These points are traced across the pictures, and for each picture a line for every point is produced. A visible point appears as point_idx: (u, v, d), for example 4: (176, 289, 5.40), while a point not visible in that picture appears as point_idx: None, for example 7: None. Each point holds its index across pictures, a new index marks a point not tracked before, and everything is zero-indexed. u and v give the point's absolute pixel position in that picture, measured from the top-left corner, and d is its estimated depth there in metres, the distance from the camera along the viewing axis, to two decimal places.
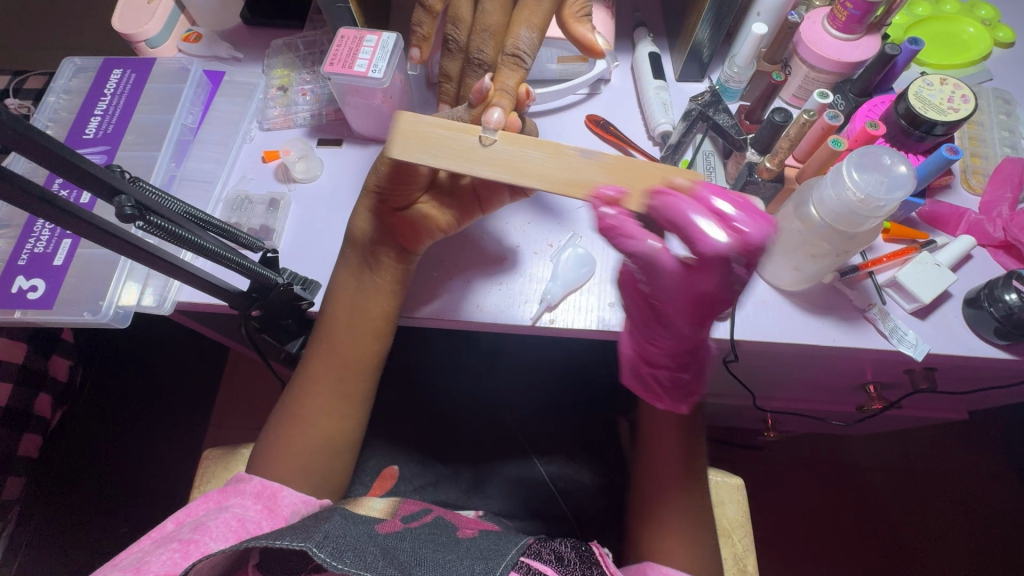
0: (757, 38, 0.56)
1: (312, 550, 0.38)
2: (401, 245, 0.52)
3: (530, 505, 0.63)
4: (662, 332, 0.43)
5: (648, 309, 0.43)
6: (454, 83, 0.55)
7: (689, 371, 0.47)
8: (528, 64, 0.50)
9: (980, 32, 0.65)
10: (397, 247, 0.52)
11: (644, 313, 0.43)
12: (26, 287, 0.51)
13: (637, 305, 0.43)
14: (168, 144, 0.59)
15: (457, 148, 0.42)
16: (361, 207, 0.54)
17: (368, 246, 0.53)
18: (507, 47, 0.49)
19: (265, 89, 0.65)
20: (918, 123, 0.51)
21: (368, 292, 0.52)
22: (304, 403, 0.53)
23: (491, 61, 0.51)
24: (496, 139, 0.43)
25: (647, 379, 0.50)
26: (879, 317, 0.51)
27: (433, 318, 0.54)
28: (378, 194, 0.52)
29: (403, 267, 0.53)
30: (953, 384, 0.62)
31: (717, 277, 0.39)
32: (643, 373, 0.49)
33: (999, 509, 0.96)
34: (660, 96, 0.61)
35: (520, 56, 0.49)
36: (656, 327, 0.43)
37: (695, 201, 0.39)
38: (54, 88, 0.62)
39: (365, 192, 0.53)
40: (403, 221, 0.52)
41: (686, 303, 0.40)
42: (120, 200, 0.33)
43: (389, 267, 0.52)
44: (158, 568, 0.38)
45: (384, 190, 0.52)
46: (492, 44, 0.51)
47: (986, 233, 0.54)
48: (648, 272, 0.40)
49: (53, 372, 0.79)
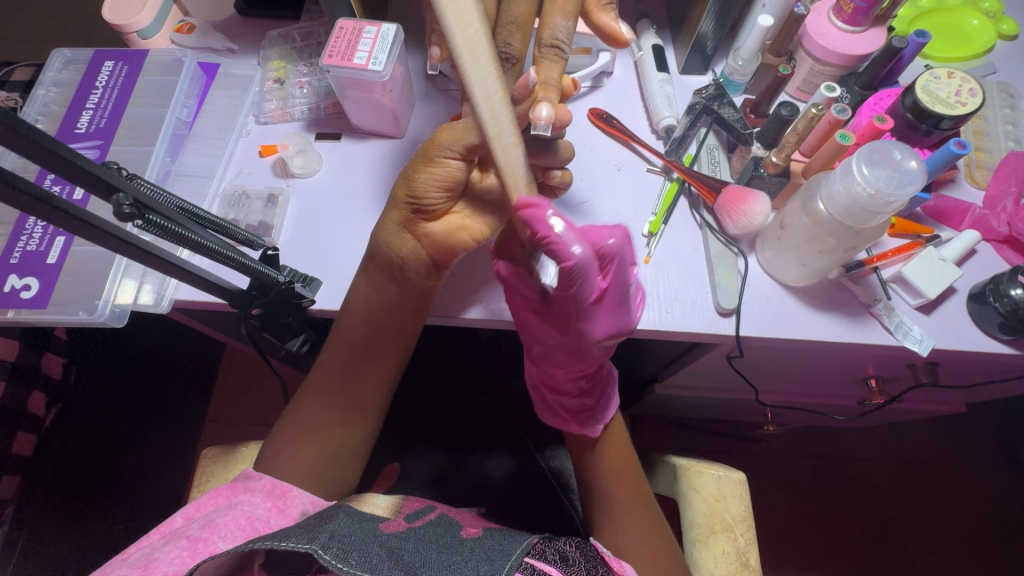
0: (763, 30, 0.55)
1: (317, 552, 0.37)
2: (434, 260, 0.51)
3: (534, 501, 0.62)
4: (570, 356, 0.47)
5: (549, 337, 0.47)
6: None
7: (589, 392, 0.53)
8: (567, 54, 0.47)
9: (985, 24, 0.64)
10: (428, 262, 0.51)
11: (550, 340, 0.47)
12: (19, 286, 0.50)
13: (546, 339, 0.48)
14: (162, 138, 0.57)
15: (492, 80, 0.36)
16: (390, 220, 0.50)
17: (396, 260, 0.50)
18: (545, 37, 0.47)
19: (261, 82, 0.63)
20: (926, 117, 0.50)
21: (394, 307, 0.51)
22: (311, 405, 0.53)
23: (518, 55, 0.48)
24: (547, 134, 0.44)
25: (556, 409, 0.55)
26: (884, 313, 0.51)
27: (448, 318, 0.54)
28: (411, 205, 0.50)
29: (432, 283, 0.52)
30: (953, 378, 0.62)
31: (614, 286, 0.42)
32: (554, 396, 0.54)
33: (993, 498, 0.97)
34: (663, 89, 0.60)
35: (560, 46, 0.47)
36: (563, 355, 0.47)
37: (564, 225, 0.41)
38: (44, 81, 0.61)
39: (395, 203, 0.50)
40: (436, 234, 0.50)
41: (605, 310, 0.43)
42: (117, 199, 0.32)
43: (420, 283, 0.51)
44: (168, 566, 0.38)
45: (419, 200, 0.49)
46: (519, 37, 0.47)
47: (991, 227, 0.53)
48: (570, 276, 0.39)
49: (47, 369, 0.79)
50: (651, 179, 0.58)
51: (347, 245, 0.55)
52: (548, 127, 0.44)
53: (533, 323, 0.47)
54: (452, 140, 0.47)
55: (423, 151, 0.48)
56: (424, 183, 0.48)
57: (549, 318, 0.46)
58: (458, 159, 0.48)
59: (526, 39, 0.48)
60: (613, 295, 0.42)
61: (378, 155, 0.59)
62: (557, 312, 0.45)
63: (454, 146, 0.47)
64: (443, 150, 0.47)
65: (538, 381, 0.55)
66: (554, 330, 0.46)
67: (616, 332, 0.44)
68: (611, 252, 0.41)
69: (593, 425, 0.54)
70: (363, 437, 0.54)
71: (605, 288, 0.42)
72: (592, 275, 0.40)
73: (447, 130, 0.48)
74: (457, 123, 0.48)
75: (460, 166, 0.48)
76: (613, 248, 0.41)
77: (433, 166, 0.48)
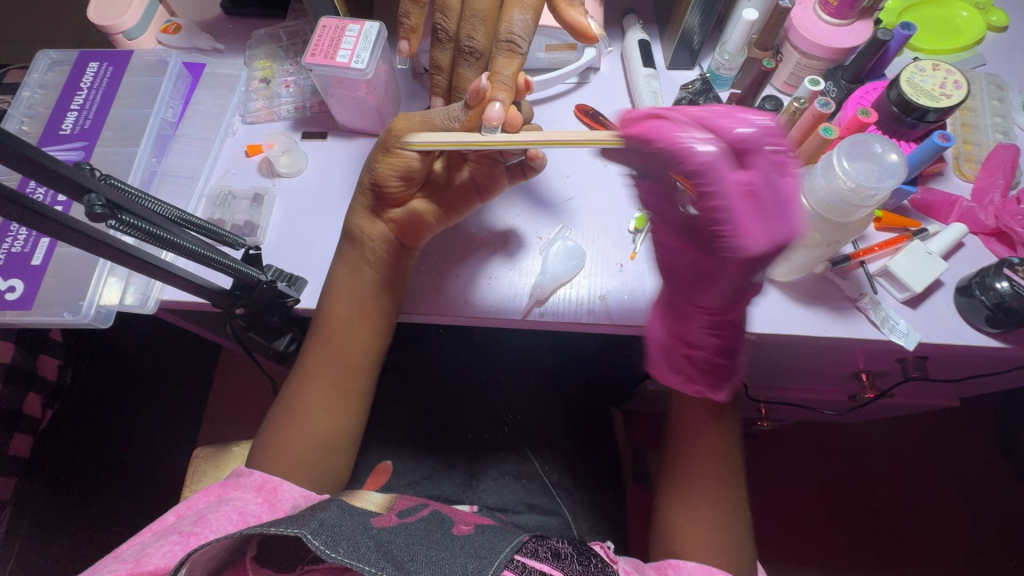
0: (748, 24, 0.55)
1: (307, 537, 0.38)
2: (401, 240, 0.53)
3: (525, 498, 0.62)
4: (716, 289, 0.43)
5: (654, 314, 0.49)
6: (445, 74, 0.52)
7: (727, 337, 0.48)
8: (524, 49, 0.47)
9: (974, 15, 0.64)
10: (398, 244, 0.53)
11: (687, 282, 0.45)
12: (4, 288, 0.50)
13: (756, 253, 0.37)
14: (147, 139, 0.57)
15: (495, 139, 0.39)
16: (357, 206, 0.52)
17: (370, 243, 0.52)
18: (501, 33, 0.46)
19: (247, 82, 0.64)
20: (910, 110, 0.50)
21: (371, 289, 0.51)
22: (300, 404, 0.52)
23: (482, 49, 0.49)
24: (498, 134, 0.43)
25: (675, 359, 0.51)
26: (871, 307, 0.50)
27: (440, 312, 0.52)
28: (376, 193, 0.51)
29: (405, 264, 0.53)
30: (944, 372, 0.62)
31: (750, 153, 0.38)
32: (674, 358, 0.51)
33: (991, 490, 0.97)
34: (650, 84, 0.60)
35: (516, 41, 0.46)
36: (727, 300, 0.44)
37: (648, 119, 0.39)
38: (29, 83, 0.61)
39: (362, 189, 0.52)
40: (404, 219, 0.52)
41: (753, 216, 0.37)
42: (88, 199, 0.32)
43: (390, 265, 0.52)
44: (159, 560, 0.39)
45: (382, 187, 0.51)
46: (484, 31, 0.48)
47: (979, 220, 0.53)
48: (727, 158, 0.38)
49: (43, 372, 0.80)
50: None
51: (330, 241, 0.55)
52: (500, 124, 0.43)
53: (728, 232, 0.38)
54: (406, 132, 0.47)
55: (382, 141, 0.49)
56: (384, 173, 0.49)
57: (742, 264, 0.38)
58: (415, 152, 0.48)
59: (491, 34, 0.49)
60: (785, 201, 0.37)
61: (364, 154, 0.59)
62: (744, 211, 0.37)
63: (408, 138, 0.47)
64: (399, 141, 0.48)
65: (655, 344, 0.50)
66: (710, 254, 0.40)
67: (776, 234, 0.37)
68: (744, 138, 0.38)
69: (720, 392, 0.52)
70: (353, 423, 0.54)
71: (760, 201, 0.37)
72: (731, 171, 0.37)
73: (404, 120, 0.48)
74: (415, 113, 0.48)
75: (416, 158, 0.49)
76: (747, 136, 0.38)
77: (391, 157, 0.49)
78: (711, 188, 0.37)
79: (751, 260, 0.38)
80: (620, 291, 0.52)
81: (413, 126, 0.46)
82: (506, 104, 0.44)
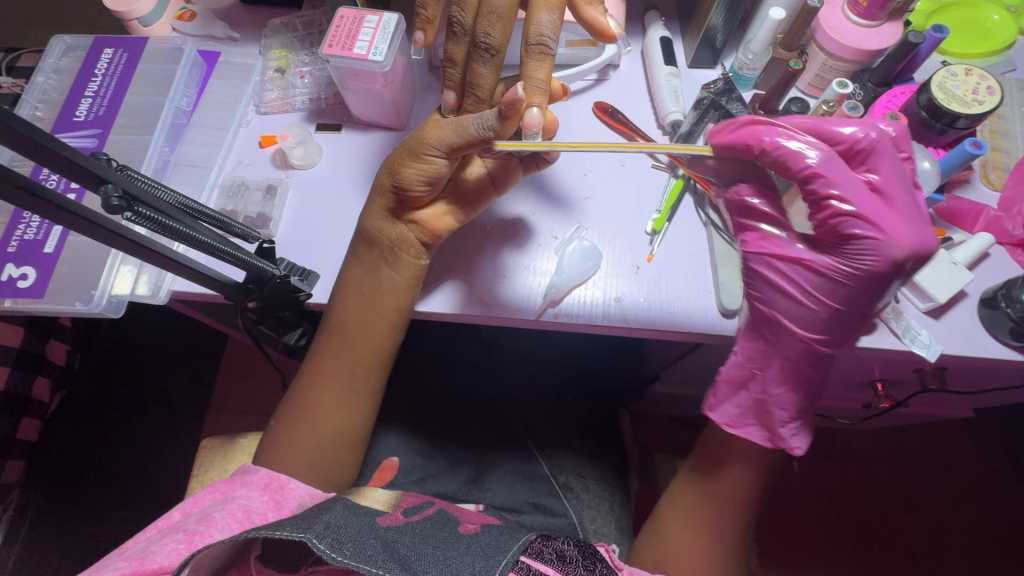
0: (774, 23, 0.53)
1: (312, 542, 0.37)
2: (424, 241, 0.52)
3: (531, 498, 0.61)
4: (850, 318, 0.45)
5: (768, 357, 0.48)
6: (458, 68, 0.51)
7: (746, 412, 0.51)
8: (553, 50, 0.46)
9: (1006, 19, 0.62)
10: (417, 243, 0.51)
11: (834, 324, 0.45)
12: (16, 275, 0.50)
13: (895, 251, 0.42)
14: (161, 127, 0.57)
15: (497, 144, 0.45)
16: (374, 207, 0.52)
17: (386, 242, 0.51)
18: (530, 35, 0.46)
19: (262, 71, 0.63)
20: (940, 116, 0.49)
21: (383, 289, 0.51)
22: (312, 397, 0.52)
23: (499, 46, 0.47)
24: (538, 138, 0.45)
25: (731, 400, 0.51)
26: (893, 317, 0.49)
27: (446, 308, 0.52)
28: (396, 194, 0.50)
29: (420, 263, 0.52)
30: (962, 384, 0.61)
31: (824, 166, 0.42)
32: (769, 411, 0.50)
33: (996, 501, 0.96)
34: (671, 83, 0.59)
35: (547, 42, 0.46)
36: (838, 325, 0.45)
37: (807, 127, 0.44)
38: (43, 68, 0.60)
39: (381, 189, 0.51)
40: (424, 218, 0.51)
41: (901, 218, 0.42)
42: (105, 190, 0.32)
43: (408, 263, 0.51)
44: (162, 559, 0.38)
45: (404, 191, 0.50)
46: (501, 28, 0.47)
47: (1005, 230, 0.52)
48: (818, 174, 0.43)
49: (51, 356, 0.78)
50: (656, 175, 0.56)
51: (341, 236, 0.54)
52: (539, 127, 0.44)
53: (865, 231, 0.42)
54: (438, 140, 0.47)
55: (411, 147, 0.48)
56: (409, 177, 0.49)
57: (878, 263, 0.42)
58: (444, 158, 0.48)
59: (508, 31, 0.48)
60: (916, 208, 0.43)
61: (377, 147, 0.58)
62: (883, 210, 0.42)
63: (439, 145, 0.47)
64: (430, 148, 0.47)
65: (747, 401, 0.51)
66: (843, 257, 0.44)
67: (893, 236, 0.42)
68: (861, 142, 0.43)
69: (793, 443, 0.50)
70: (362, 421, 0.53)
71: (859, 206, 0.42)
72: (847, 170, 0.43)
73: (436, 127, 0.47)
74: (446, 121, 0.48)
75: (445, 164, 0.48)
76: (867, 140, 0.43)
77: (420, 163, 0.48)
78: (836, 191, 0.42)
79: (894, 259, 0.42)
80: (636, 294, 0.51)
81: (447, 132, 0.46)
82: (543, 110, 0.45)
